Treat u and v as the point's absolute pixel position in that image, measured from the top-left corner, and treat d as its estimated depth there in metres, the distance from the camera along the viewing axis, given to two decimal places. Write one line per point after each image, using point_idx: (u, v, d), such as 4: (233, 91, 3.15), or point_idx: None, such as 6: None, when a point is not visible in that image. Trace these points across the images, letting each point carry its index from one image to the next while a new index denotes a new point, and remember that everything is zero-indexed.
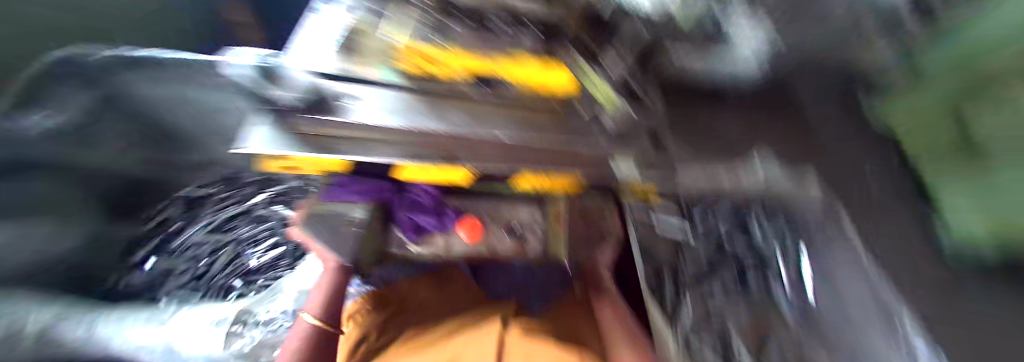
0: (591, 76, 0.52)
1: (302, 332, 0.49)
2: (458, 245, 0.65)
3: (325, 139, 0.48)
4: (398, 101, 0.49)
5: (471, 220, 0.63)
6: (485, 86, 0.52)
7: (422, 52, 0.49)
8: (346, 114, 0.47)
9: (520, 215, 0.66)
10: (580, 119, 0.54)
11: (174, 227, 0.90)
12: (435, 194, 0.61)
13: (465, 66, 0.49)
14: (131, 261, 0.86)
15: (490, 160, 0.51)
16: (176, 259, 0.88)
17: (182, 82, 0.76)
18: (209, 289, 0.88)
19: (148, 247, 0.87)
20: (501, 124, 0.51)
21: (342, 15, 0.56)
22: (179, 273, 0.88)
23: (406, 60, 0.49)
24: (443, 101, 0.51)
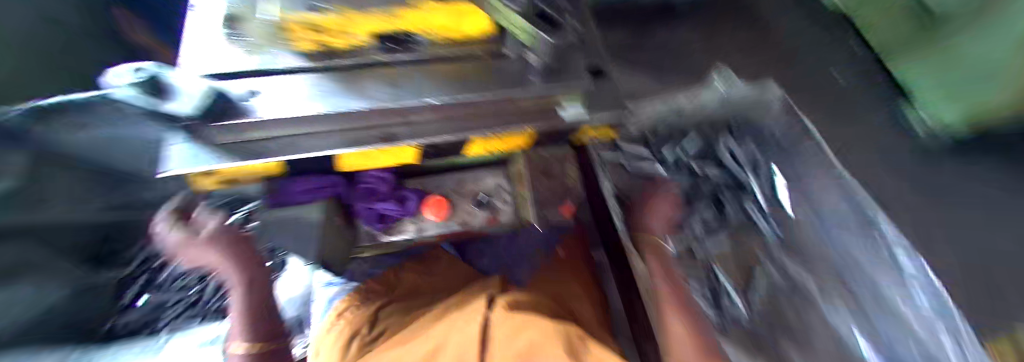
0: (498, 6, 0.42)
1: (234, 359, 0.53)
2: (429, 228, 0.59)
3: (251, 143, 0.45)
4: (314, 84, 0.45)
5: (434, 198, 0.58)
6: (400, 50, 0.48)
7: (309, 22, 0.39)
8: (251, 111, 0.41)
9: (486, 182, 0.62)
10: (511, 62, 0.50)
11: (156, 263, 1.03)
12: (391, 178, 0.57)
13: (363, 28, 0.42)
14: (122, 305, 0.97)
15: (432, 129, 0.50)
16: (170, 292, 1.00)
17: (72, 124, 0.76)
18: (206, 312, 0.97)
19: (140, 286, 1.01)
20: (430, 85, 0.47)
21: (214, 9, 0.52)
22: (175, 304, 0.99)
23: (298, 32, 0.41)
24: (360, 74, 0.47)
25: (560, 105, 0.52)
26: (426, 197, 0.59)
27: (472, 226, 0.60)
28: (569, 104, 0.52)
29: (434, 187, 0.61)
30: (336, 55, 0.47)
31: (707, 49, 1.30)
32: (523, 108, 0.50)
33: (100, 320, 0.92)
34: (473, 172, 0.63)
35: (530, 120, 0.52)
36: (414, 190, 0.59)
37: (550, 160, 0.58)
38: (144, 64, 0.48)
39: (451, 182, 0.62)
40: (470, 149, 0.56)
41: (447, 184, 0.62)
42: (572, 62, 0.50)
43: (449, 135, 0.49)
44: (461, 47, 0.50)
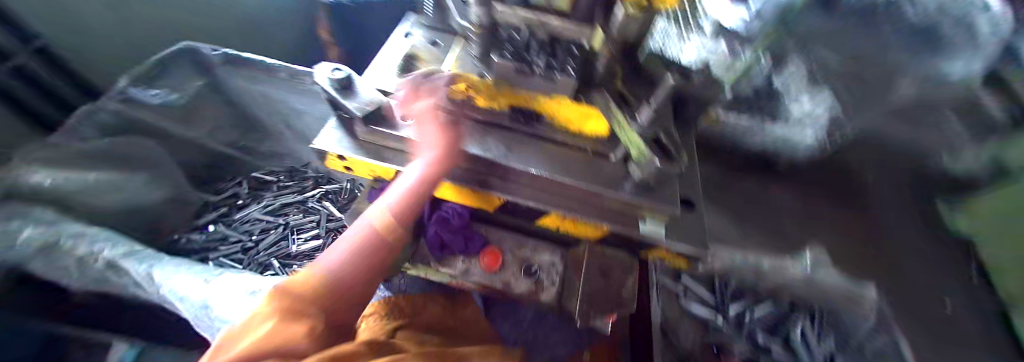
0: (625, 124, 0.48)
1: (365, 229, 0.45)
2: (476, 274, 0.61)
3: (379, 148, 0.57)
4: (443, 124, 0.57)
5: (492, 250, 0.62)
6: (524, 123, 0.58)
7: (470, 82, 0.54)
8: (397, 130, 0.55)
9: (543, 256, 0.64)
10: (609, 164, 0.57)
11: (240, 202, 1.28)
12: (466, 217, 0.63)
13: (508, 99, 0.55)
14: (202, 222, 1.21)
15: (522, 190, 0.55)
16: (236, 229, 1.19)
17: (266, 81, 1.12)
18: (250, 260, 1.11)
19: (219, 215, 1.23)
20: (534, 158, 0.55)
21: (401, 44, 0.69)
22: (231, 243, 1.16)
23: (457, 89, 0.55)
24: (483, 130, 0.58)
25: (641, 216, 0.55)
26: (485, 246, 0.63)
27: (512, 292, 0.60)
28: (649, 220, 0.55)
29: (495, 240, 0.65)
30: (476, 110, 0.59)
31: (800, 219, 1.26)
32: (611, 206, 0.55)
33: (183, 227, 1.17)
34: (535, 241, 0.66)
35: (607, 216, 0.55)
36: (478, 235, 0.64)
37: (608, 259, 0.60)
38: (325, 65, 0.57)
39: (511, 241, 0.66)
40: (543, 220, 0.60)
41: (505, 242, 0.66)
42: (668, 187, 0.54)
43: (535, 202, 0.54)
44: (572, 137, 0.58)
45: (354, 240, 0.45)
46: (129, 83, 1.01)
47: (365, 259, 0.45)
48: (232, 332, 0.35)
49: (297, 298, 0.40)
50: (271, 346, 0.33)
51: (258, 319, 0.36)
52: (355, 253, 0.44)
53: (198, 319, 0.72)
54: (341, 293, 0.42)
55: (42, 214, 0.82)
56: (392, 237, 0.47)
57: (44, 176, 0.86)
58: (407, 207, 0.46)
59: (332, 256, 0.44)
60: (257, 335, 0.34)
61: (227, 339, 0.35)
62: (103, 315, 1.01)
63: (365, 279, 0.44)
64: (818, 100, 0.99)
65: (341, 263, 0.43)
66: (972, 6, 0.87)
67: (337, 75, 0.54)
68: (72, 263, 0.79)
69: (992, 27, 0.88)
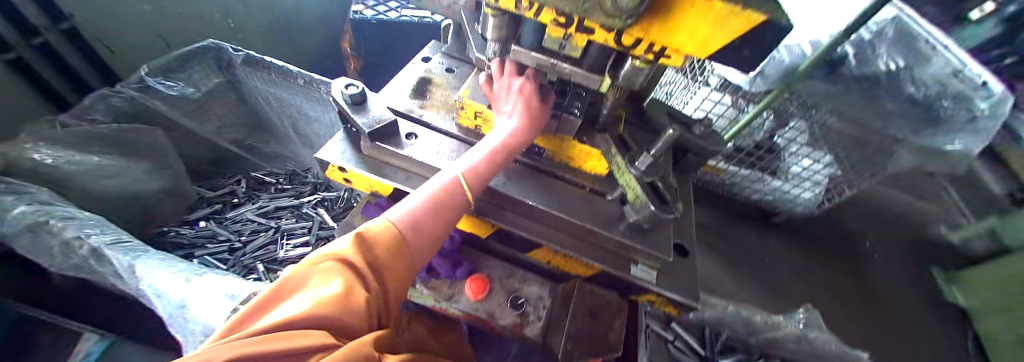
0: (624, 168, 0.49)
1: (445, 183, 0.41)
2: (461, 302, 0.60)
3: (380, 163, 0.58)
4: (447, 147, 0.58)
5: (478, 276, 0.61)
6: (525, 155, 0.60)
7: (477, 111, 0.57)
8: (402, 147, 0.56)
9: (532, 288, 0.63)
10: (605, 202, 0.57)
11: (235, 201, 1.27)
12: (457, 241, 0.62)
13: None
14: (193, 217, 1.19)
15: (516, 220, 0.56)
16: (226, 228, 1.18)
17: (283, 85, 1.16)
18: (235, 262, 1.09)
19: (211, 212, 1.22)
20: (531, 190, 0.56)
21: (416, 69, 0.73)
22: (219, 241, 1.14)
23: (464, 115, 0.59)
24: None
25: (633, 259, 0.55)
26: (472, 273, 0.62)
27: (496, 323, 0.58)
28: (641, 263, 0.55)
29: (484, 267, 0.64)
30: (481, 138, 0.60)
31: (798, 280, 1.39)
32: (605, 245, 0.55)
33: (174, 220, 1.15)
34: (525, 272, 0.65)
35: (600, 256, 0.55)
36: (467, 261, 0.63)
37: (596, 299, 0.59)
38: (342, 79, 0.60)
39: (500, 271, 0.64)
40: (535, 252, 0.60)
41: (494, 271, 0.65)
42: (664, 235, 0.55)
43: (527, 233, 0.54)
44: (571, 172, 0.60)
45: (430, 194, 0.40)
46: (148, 72, 1.04)
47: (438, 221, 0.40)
48: (286, 282, 0.27)
49: (372, 253, 0.32)
50: (339, 310, 0.26)
51: (325, 273, 0.28)
52: (429, 209, 0.39)
53: (176, 317, 0.70)
54: (411, 255, 0.36)
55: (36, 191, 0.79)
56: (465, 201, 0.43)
57: (45, 154, 0.85)
58: (485, 171, 0.45)
59: (404, 209, 0.37)
60: (321, 293, 0.26)
61: (283, 289, 0.27)
62: (65, 303, 0.93)
63: (433, 242, 0.39)
64: (814, 156, 1.13)
65: (416, 219, 0.38)
66: (963, 85, 0.94)
67: (350, 90, 0.56)
68: (57, 246, 0.76)
69: (984, 103, 0.91)
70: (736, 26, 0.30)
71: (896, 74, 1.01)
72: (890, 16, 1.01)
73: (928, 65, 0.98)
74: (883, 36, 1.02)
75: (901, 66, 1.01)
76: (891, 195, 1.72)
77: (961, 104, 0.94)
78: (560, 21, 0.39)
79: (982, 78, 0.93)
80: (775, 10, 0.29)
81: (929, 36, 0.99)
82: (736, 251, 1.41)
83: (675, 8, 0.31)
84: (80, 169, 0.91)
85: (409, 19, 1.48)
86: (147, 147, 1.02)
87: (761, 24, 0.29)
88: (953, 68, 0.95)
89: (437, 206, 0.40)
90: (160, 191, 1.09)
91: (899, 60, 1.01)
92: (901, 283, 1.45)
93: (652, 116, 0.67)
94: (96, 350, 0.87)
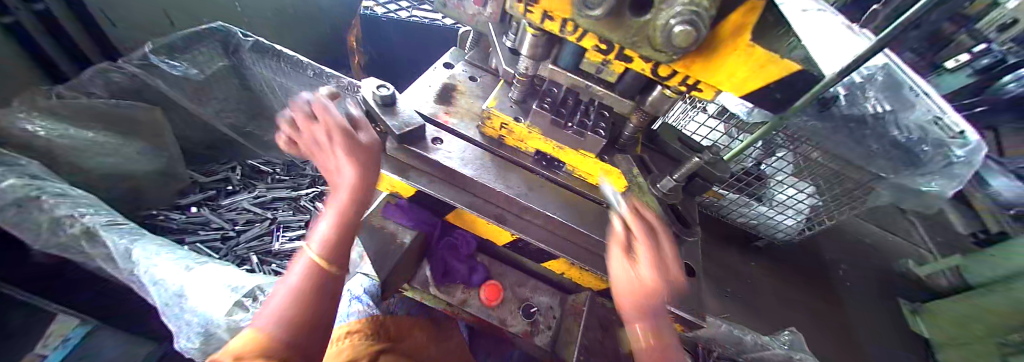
0: (645, 189, 0.52)
1: (296, 271, 0.36)
2: (474, 306, 0.62)
3: (404, 165, 0.58)
4: (472, 155, 0.60)
5: (493, 283, 0.63)
6: (545, 167, 0.63)
7: (504, 122, 0.58)
8: (431, 152, 0.57)
9: (542, 298, 0.65)
10: None
11: (229, 188, 1.23)
12: (474, 247, 0.64)
13: (537, 144, 0.59)
14: (184, 202, 1.15)
15: (535, 231, 0.58)
16: (219, 216, 1.15)
17: (293, 77, 1.15)
18: (227, 251, 1.06)
19: (203, 198, 1.18)
20: (551, 201, 0.58)
21: (440, 75, 0.74)
22: (212, 228, 1.11)
23: (490, 125, 0.60)
24: (508, 166, 0.61)
25: None
26: (486, 279, 0.64)
27: (507, 329, 0.61)
28: None
29: (497, 275, 0.66)
30: (504, 147, 0.62)
31: (774, 300, 1.45)
32: None
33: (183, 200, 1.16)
34: (536, 282, 0.67)
35: None
36: (482, 268, 0.64)
37: (606, 312, 0.60)
38: (371, 81, 0.61)
39: (512, 279, 0.66)
40: (550, 263, 0.63)
41: (507, 278, 0.66)
42: None
43: (544, 244, 0.56)
44: (588, 188, 0.62)
45: (289, 285, 0.35)
46: (152, 50, 1.01)
47: (311, 294, 0.35)
48: None
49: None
50: None
51: None
52: (297, 292, 0.35)
53: (174, 306, 0.68)
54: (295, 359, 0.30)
55: (27, 164, 0.74)
56: (338, 271, 0.38)
57: (37, 126, 0.81)
58: (341, 237, 0.40)
59: (267, 317, 0.32)
60: None
61: None
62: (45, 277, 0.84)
63: (316, 322, 0.34)
64: (799, 186, 1.31)
65: (281, 311, 0.33)
66: (943, 133, 1.00)
67: (382, 92, 0.57)
68: (45, 223, 0.72)
69: (960, 151, 0.97)
70: (770, 71, 0.33)
71: (883, 116, 1.08)
72: (879, 65, 1.13)
73: (913, 111, 1.05)
74: (871, 83, 1.12)
75: (886, 111, 1.08)
76: (862, 225, 1.84)
77: (940, 151, 1.00)
78: (601, 47, 0.41)
79: (961, 128, 1.00)
80: (808, 64, 0.33)
81: (910, 85, 1.09)
82: (717, 269, 1.47)
83: (718, 50, 0.34)
84: (72, 144, 0.86)
85: (422, 21, 1.49)
86: (145, 127, 0.98)
87: (793, 72, 0.33)
88: (932, 115, 1.03)
89: (301, 287, 0.35)
90: (152, 172, 1.05)
91: (885, 105, 1.08)
92: (873, 312, 1.53)
93: (664, 139, 0.70)
94: (75, 336, 0.84)
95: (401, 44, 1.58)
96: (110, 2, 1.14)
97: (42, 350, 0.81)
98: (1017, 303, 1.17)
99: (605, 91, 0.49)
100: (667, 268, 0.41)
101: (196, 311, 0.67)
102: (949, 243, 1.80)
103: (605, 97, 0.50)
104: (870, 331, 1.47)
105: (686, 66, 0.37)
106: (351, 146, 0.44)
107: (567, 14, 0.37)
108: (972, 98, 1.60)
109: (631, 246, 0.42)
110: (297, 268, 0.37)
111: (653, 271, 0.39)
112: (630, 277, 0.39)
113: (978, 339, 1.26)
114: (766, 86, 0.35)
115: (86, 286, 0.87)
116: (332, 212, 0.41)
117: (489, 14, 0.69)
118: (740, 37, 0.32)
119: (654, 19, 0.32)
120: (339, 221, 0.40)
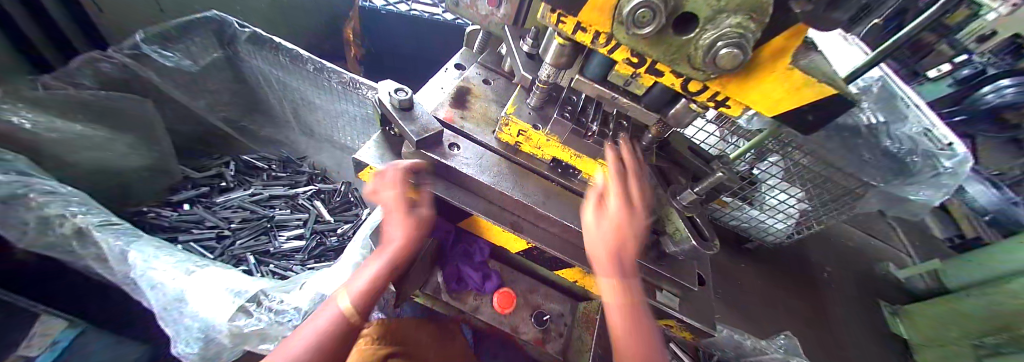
0: (664, 200, 0.52)
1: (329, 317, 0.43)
2: (486, 313, 0.61)
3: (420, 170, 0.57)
4: (488, 162, 0.59)
5: (506, 291, 0.62)
6: (561, 175, 0.62)
7: (522, 129, 0.57)
8: (450, 159, 0.56)
9: (554, 304, 0.66)
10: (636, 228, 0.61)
11: (222, 185, 1.19)
12: (487, 254, 0.64)
13: (555, 151, 0.58)
14: (174, 199, 1.10)
15: (551, 239, 0.58)
16: (213, 214, 1.11)
17: (292, 71, 1.11)
18: (223, 251, 1.02)
19: (196, 194, 1.13)
20: (568, 210, 0.58)
21: (452, 77, 0.74)
22: (206, 227, 1.07)
23: (507, 131, 0.59)
24: (525, 174, 0.60)
25: (658, 285, 0.58)
26: (498, 286, 0.63)
27: (519, 336, 0.61)
28: (665, 290, 0.59)
29: (509, 281, 0.66)
30: (520, 154, 0.62)
31: (766, 304, 1.48)
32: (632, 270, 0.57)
33: (174, 197, 1.11)
34: (547, 288, 0.67)
35: None
36: (495, 275, 0.64)
37: None
38: (387, 83, 0.59)
39: (524, 286, 0.66)
40: (564, 270, 0.62)
41: (519, 285, 0.67)
42: (686, 266, 0.60)
43: (560, 253, 0.56)
44: None
45: (316, 326, 0.41)
46: (143, 39, 0.97)
47: (333, 346, 0.40)
48: None
49: None
50: None
51: None
52: (317, 340, 0.39)
53: (174, 311, 0.66)
54: None
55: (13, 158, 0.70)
56: (359, 327, 0.44)
57: (23, 118, 0.76)
58: (373, 292, 0.45)
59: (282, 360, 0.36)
60: None
61: None
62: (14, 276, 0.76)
63: None
64: (791, 190, 1.29)
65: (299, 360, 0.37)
66: (931, 145, 1.04)
67: (399, 95, 0.55)
68: (31, 223, 0.68)
69: (948, 162, 1.00)
70: (806, 95, 0.34)
71: (877, 127, 1.12)
72: (878, 75, 1.18)
73: (905, 123, 1.10)
74: (868, 93, 1.17)
75: (880, 121, 1.12)
76: (847, 227, 1.91)
77: (928, 162, 1.04)
78: (633, 61, 0.41)
79: (950, 140, 1.03)
80: (843, 88, 0.33)
81: (903, 97, 1.14)
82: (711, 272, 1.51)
83: (756, 72, 0.34)
84: (59, 138, 0.82)
85: (420, 15, 1.44)
86: (134, 119, 0.95)
87: (827, 97, 0.33)
88: (923, 127, 1.07)
89: (328, 334, 0.41)
90: (141, 168, 1.01)
91: (880, 116, 1.13)
92: (859, 315, 1.58)
93: (676, 147, 0.70)
94: (64, 339, 0.74)
95: (401, 39, 1.55)
96: None
97: (26, 352, 0.69)
98: (990, 305, 1.22)
99: (630, 102, 0.49)
100: (636, 205, 0.45)
101: (197, 317, 0.65)
102: (929, 247, 1.87)
103: (629, 108, 0.50)
104: (856, 334, 1.51)
105: (721, 85, 0.37)
106: (412, 215, 0.49)
107: (605, 27, 0.37)
108: (952, 106, 1.63)
109: (601, 196, 0.47)
110: (328, 314, 0.42)
111: (615, 210, 0.44)
112: (603, 222, 0.44)
113: (957, 342, 1.31)
114: (800, 108, 0.36)
115: (57, 288, 0.80)
116: (373, 271, 0.46)
117: (502, 15, 0.66)
118: (780, 62, 0.32)
119: (696, 38, 0.32)
120: (377, 278, 0.46)
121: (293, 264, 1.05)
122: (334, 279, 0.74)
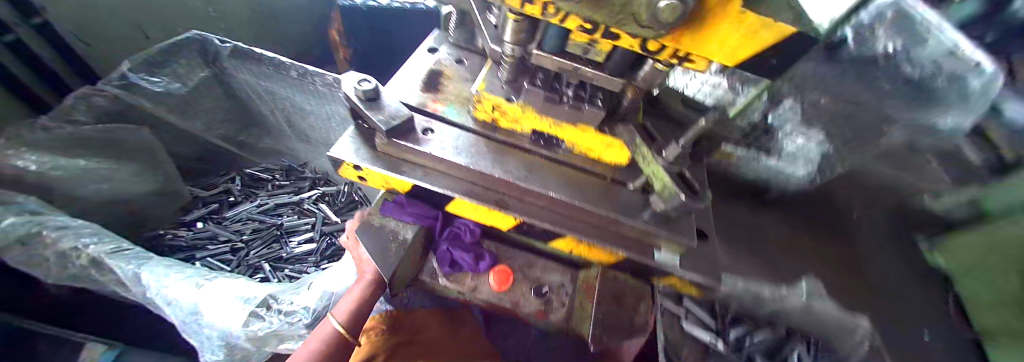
0: (651, 159, 0.50)
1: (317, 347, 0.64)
2: (485, 293, 0.62)
3: (398, 160, 0.56)
4: (466, 143, 0.57)
5: (502, 268, 0.63)
6: (543, 146, 0.59)
7: (496, 104, 0.57)
8: (422, 144, 0.54)
9: (553, 277, 0.66)
10: (627, 191, 0.59)
11: (230, 200, 1.23)
12: (477, 235, 0.65)
13: (533, 123, 0.58)
14: (188, 219, 1.15)
15: (539, 213, 0.55)
16: (225, 228, 1.15)
17: (278, 80, 1.11)
18: (239, 262, 1.07)
19: (208, 212, 1.18)
20: (552, 181, 0.56)
21: (427, 59, 0.71)
22: (220, 242, 1.12)
23: (481, 109, 0.58)
24: (505, 151, 0.59)
25: (656, 245, 0.57)
26: (495, 265, 0.64)
27: (520, 311, 0.61)
28: (663, 249, 0.57)
29: (506, 259, 0.66)
30: (498, 131, 0.60)
31: None
32: (626, 233, 0.56)
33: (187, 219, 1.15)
34: (545, 261, 0.68)
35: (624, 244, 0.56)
36: (488, 255, 0.64)
37: (620, 285, 0.61)
38: (352, 76, 0.58)
39: (521, 262, 0.67)
40: (558, 243, 0.61)
41: (516, 262, 0.67)
42: (685, 223, 0.57)
43: (551, 225, 0.54)
44: (590, 163, 0.60)
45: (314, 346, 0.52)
46: (130, 68, 0.98)
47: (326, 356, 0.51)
48: None
49: None
50: None
51: None
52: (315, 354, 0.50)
53: (192, 324, 0.70)
54: None
55: (26, 199, 0.74)
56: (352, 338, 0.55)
57: (28, 161, 0.80)
58: (357, 311, 0.56)
59: None
60: None
61: None
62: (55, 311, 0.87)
63: None
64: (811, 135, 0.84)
65: None
66: (960, 65, 0.73)
67: (364, 86, 0.54)
68: (52, 257, 0.72)
69: (979, 81, 0.70)
70: (763, 38, 0.30)
71: (896, 56, 0.85)
72: None
73: (930, 46, 0.80)
74: (881, 20, 0.86)
75: (896, 50, 0.85)
76: None
77: (954, 86, 0.74)
78: (586, 27, 0.37)
79: (981, 58, 0.72)
80: (802, 26, 0.29)
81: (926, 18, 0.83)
82: None
83: (708, 18, 0.30)
84: (66, 175, 0.87)
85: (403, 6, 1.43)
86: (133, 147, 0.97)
87: (790, 37, 0.29)
88: (949, 48, 0.77)
89: (325, 349, 0.51)
90: (150, 193, 1.05)
91: (897, 44, 0.84)
92: None
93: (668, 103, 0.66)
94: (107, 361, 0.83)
95: (385, 33, 1.51)
96: (84, 24, 1.11)
97: None
98: None
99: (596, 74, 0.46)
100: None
101: (213, 326, 0.68)
102: None
103: (593, 76, 0.47)
104: None
105: (675, 40, 0.33)
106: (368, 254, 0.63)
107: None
108: None
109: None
110: (325, 334, 0.54)
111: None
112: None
113: None
114: (759, 53, 0.33)
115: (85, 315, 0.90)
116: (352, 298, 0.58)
117: None
118: (731, 6, 0.28)
119: None
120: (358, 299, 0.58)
121: (308, 266, 1.09)
122: (338, 277, 0.75)
